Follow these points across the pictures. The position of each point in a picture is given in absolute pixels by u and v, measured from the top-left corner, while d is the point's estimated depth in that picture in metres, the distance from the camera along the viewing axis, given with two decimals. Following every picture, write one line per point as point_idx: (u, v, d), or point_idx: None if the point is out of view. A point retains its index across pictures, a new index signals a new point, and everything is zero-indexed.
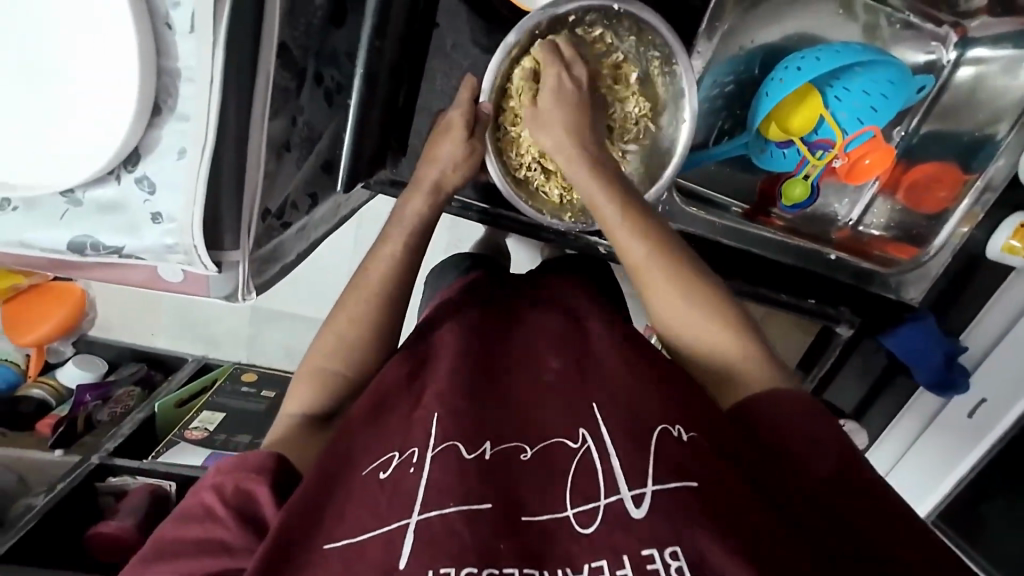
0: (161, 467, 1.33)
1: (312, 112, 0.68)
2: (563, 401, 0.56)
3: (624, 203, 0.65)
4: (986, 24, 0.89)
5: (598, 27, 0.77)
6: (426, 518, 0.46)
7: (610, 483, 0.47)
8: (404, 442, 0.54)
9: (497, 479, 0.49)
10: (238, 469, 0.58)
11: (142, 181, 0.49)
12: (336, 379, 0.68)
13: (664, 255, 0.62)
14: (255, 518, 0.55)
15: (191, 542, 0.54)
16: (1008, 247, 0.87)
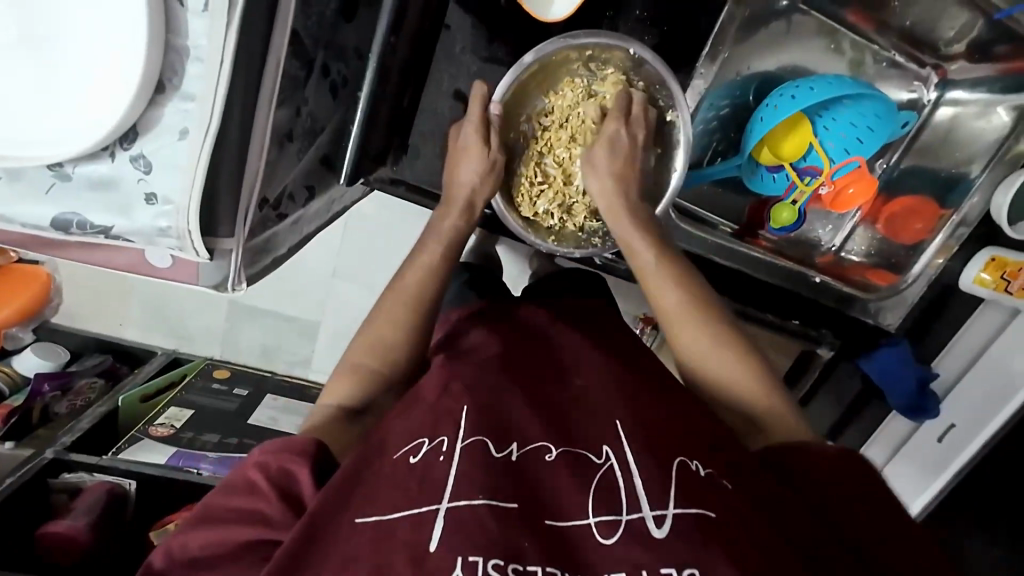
0: (122, 464, 1.26)
1: (316, 104, 0.67)
2: (591, 416, 0.58)
3: (658, 252, 0.70)
4: (964, 68, 0.95)
5: (612, 66, 0.78)
6: (456, 506, 0.48)
7: (631, 500, 0.49)
8: (433, 429, 0.56)
9: (525, 481, 0.51)
10: (283, 449, 0.56)
11: (138, 159, 0.48)
12: (365, 371, 0.66)
13: (694, 303, 0.68)
14: (295, 494, 0.54)
15: (232, 512, 0.54)
16: (979, 279, 0.90)
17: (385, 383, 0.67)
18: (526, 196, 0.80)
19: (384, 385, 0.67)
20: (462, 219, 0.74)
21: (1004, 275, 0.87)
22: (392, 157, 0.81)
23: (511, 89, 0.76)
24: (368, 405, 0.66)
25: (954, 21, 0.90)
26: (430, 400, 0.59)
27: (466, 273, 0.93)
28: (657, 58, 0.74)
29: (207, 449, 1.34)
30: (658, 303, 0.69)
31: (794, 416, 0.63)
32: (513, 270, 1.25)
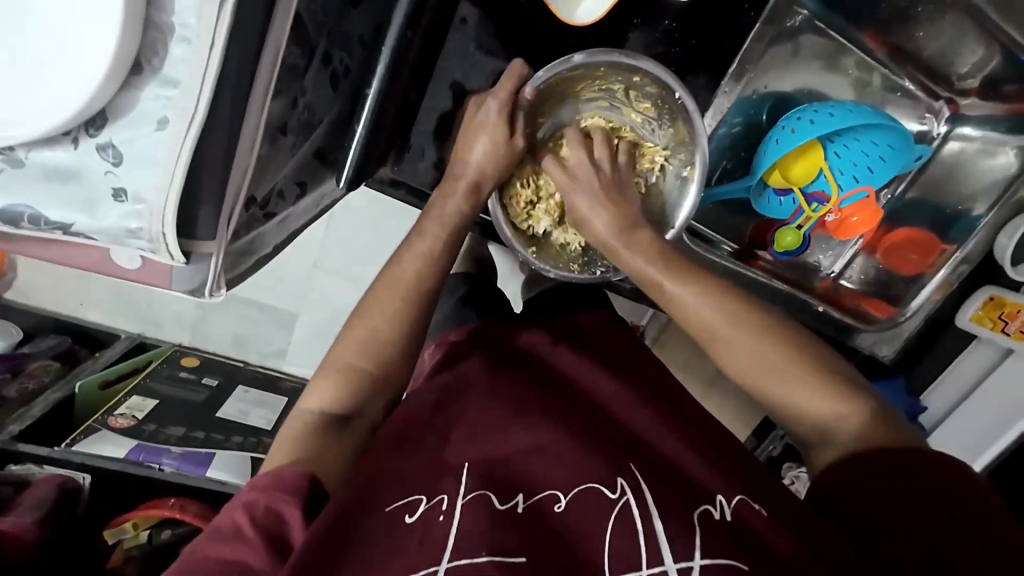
0: (76, 458, 1.17)
1: (316, 95, 0.61)
2: (601, 452, 0.56)
3: (657, 252, 0.66)
4: (976, 104, 0.94)
5: (649, 103, 0.79)
6: (458, 566, 0.46)
7: (652, 554, 0.47)
8: (431, 487, 0.53)
9: (532, 533, 0.49)
10: (272, 488, 0.50)
11: (106, 148, 0.41)
12: (355, 377, 0.60)
13: (713, 301, 0.63)
14: (283, 542, 0.49)
15: (215, 564, 0.47)
16: (976, 317, 0.92)
17: (380, 386, 0.62)
18: (521, 196, 0.77)
19: (372, 388, 0.61)
20: (470, 201, 0.68)
21: (1002, 315, 0.88)
22: (394, 156, 0.75)
23: (541, 88, 0.73)
24: (355, 411, 0.60)
25: (973, 53, 0.88)
26: (431, 446, 0.59)
27: (464, 286, 0.90)
28: (696, 111, 0.72)
29: (171, 443, 1.26)
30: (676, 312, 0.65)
31: (867, 421, 0.57)
32: (506, 268, 1.21)
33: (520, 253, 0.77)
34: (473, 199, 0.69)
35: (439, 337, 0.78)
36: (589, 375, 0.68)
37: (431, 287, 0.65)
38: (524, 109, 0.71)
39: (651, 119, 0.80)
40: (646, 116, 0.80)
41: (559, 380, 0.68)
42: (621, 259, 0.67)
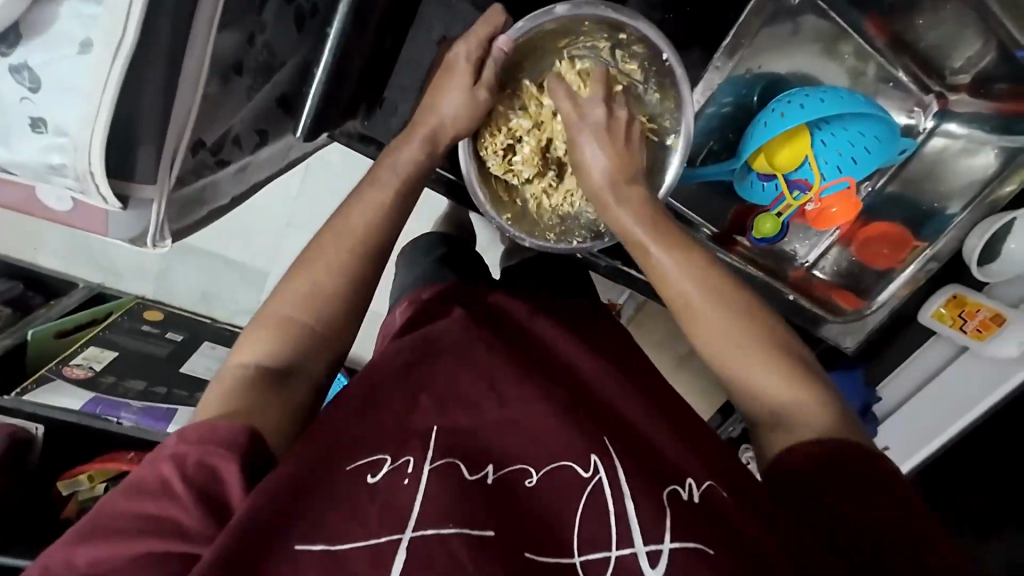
0: (28, 407, 1.14)
1: (276, 32, 0.56)
2: (573, 421, 0.55)
3: (652, 216, 0.62)
4: (965, 101, 0.93)
5: (636, 63, 0.73)
6: (423, 537, 0.45)
7: (623, 536, 0.48)
8: (397, 449, 0.52)
9: (505, 509, 0.49)
10: (205, 442, 0.48)
11: (21, 71, 0.36)
12: (297, 330, 0.57)
13: (698, 271, 0.60)
14: (218, 503, 0.47)
15: (137, 520, 0.46)
16: (937, 314, 0.94)
17: (322, 345, 0.58)
18: (495, 155, 0.74)
19: (320, 344, 0.58)
20: (425, 148, 0.64)
21: (962, 313, 0.90)
22: (365, 109, 0.70)
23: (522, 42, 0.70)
24: (299, 365, 0.57)
25: (968, 48, 0.87)
26: (395, 407, 0.56)
27: (442, 246, 0.88)
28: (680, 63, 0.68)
29: (130, 397, 1.23)
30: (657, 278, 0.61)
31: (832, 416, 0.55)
32: (485, 237, 1.19)
33: (492, 219, 0.74)
34: (429, 147, 0.64)
35: (411, 298, 0.76)
36: (563, 341, 0.67)
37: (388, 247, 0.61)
38: (497, 61, 0.66)
39: (639, 81, 0.74)
40: (633, 77, 0.74)
41: (535, 344, 0.67)
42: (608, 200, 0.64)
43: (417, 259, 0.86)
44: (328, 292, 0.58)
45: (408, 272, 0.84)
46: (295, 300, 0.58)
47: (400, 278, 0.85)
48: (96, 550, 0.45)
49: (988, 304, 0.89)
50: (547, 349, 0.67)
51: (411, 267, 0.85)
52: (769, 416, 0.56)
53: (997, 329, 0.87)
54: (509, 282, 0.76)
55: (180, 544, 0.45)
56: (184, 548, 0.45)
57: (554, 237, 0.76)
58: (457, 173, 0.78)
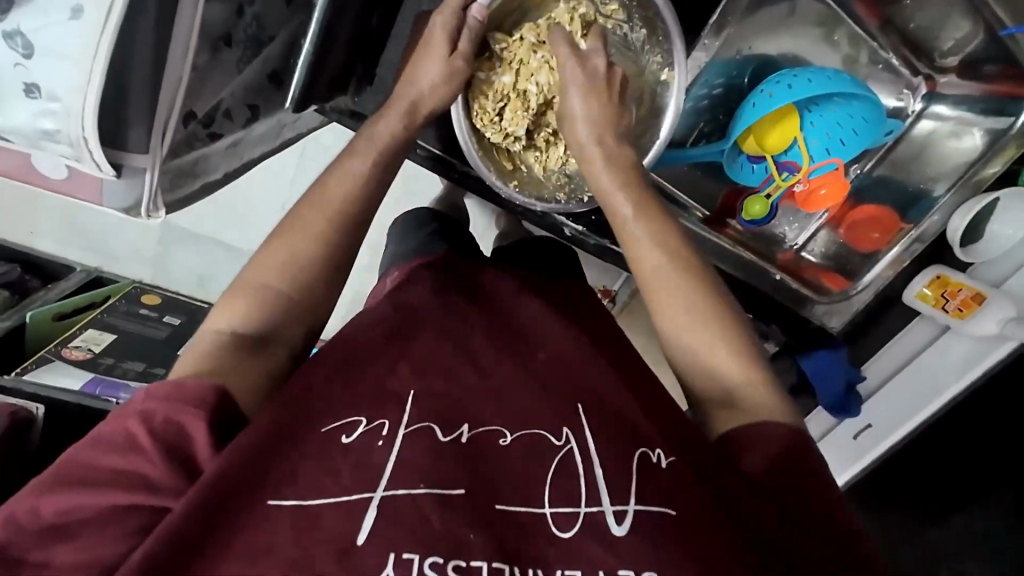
0: (28, 386, 1.15)
1: (265, 5, 0.56)
2: (547, 399, 0.58)
3: (637, 195, 0.65)
4: (954, 83, 0.94)
5: (617, 3, 0.74)
6: (393, 495, 0.48)
7: (591, 495, 0.50)
8: (373, 411, 0.54)
9: (474, 467, 0.51)
10: (172, 399, 0.50)
11: (14, 37, 0.37)
12: (264, 294, 0.58)
13: (673, 253, 0.63)
14: (180, 453, 0.49)
15: (105, 473, 0.48)
16: (921, 294, 0.95)
17: (296, 313, 0.59)
18: (490, 124, 0.73)
19: (292, 313, 0.59)
20: (407, 124, 0.65)
21: (944, 293, 0.92)
22: (354, 86, 0.70)
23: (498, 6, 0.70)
24: (276, 331, 0.58)
25: (957, 29, 0.87)
26: (376, 374, 0.58)
27: (434, 223, 0.90)
28: (667, 6, 0.68)
29: (129, 378, 1.25)
30: (634, 258, 0.64)
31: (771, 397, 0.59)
32: (480, 223, 1.20)
33: (500, 189, 0.75)
34: (409, 119, 0.65)
35: (402, 267, 0.79)
36: (550, 323, 0.68)
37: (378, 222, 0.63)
38: (472, 30, 0.67)
39: (621, 22, 0.75)
40: (615, 20, 0.75)
41: (518, 319, 0.69)
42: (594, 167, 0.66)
43: (410, 232, 0.89)
44: (319, 266, 0.60)
45: (401, 244, 0.87)
46: (285, 273, 0.59)
47: (393, 248, 0.88)
48: (65, 500, 0.47)
49: (969, 284, 0.91)
50: (531, 323, 0.69)
51: (403, 240, 0.88)
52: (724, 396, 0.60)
53: (976, 308, 0.90)
54: (501, 266, 0.78)
55: (150, 496, 0.48)
56: (154, 501, 0.48)
57: (565, 196, 0.77)
58: (445, 148, 0.79)
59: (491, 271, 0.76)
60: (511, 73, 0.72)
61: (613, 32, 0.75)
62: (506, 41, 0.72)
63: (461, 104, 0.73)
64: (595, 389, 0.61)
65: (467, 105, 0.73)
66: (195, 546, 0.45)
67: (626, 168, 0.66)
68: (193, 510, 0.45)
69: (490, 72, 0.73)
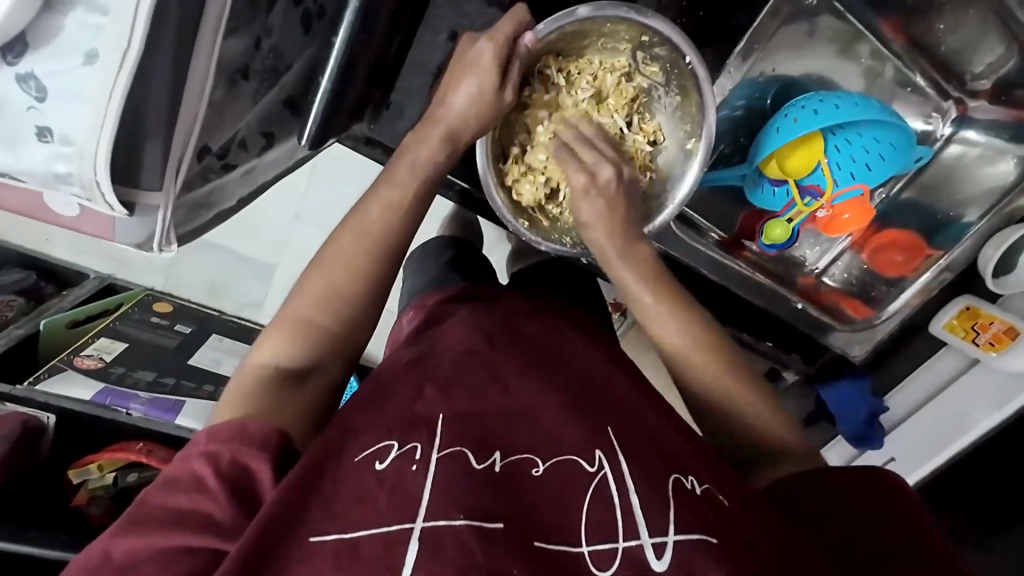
0: (40, 396, 1.15)
1: (283, 33, 0.55)
2: (569, 416, 0.57)
3: (657, 286, 0.65)
4: (985, 107, 0.91)
5: (658, 66, 0.72)
6: (434, 527, 0.46)
7: (628, 527, 0.49)
8: (405, 434, 0.53)
9: (508, 495, 0.50)
10: (236, 440, 0.50)
11: (27, 80, 0.36)
12: (306, 326, 0.58)
13: (700, 339, 0.65)
14: (248, 495, 0.49)
15: (172, 512, 0.47)
16: (949, 325, 0.92)
17: (336, 345, 0.59)
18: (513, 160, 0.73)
19: (332, 345, 0.58)
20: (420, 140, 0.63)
21: (975, 325, 0.89)
22: (372, 112, 0.69)
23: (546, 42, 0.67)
24: (313, 365, 0.58)
25: (989, 52, 0.85)
26: (402, 400, 0.56)
27: (452, 249, 0.90)
28: (708, 81, 0.67)
29: (139, 388, 1.25)
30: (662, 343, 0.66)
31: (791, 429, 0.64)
32: (492, 236, 1.20)
33: (509, 223, 0.72)
34: (449, 150, 0.63)
35: (416, 304, 0.78)
36: (562, 338, 0.70)
37: (392, 239, 0.61)
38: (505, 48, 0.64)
39: (658, 84, 0.74)
40: (653, 81, 0.74)
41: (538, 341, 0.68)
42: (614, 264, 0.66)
43: (428, 262, 0.88)
44: (333, 289, 0.59)
45: (418, 276, 0.87)
46: (307, 301, 0.58)
47: (411, 280, 0.87)
48: (135, 541, 0.46)
49: (1001, 316, 0.88)
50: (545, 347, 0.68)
51: (420, 271, 0.87)
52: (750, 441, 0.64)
53: (1010, 343, 0.86)
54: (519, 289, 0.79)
55: (216, 539, 0.47)
56: (220, 544, 0.47)
57: (571, 240, 0.75)
58: (470, 181, 0.77)
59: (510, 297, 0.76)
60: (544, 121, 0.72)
61: (648, 92, 0.75)
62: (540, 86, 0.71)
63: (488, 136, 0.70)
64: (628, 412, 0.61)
65: (494, 131, 0.71)
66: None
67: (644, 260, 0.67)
68: (245, 548, 0.44)
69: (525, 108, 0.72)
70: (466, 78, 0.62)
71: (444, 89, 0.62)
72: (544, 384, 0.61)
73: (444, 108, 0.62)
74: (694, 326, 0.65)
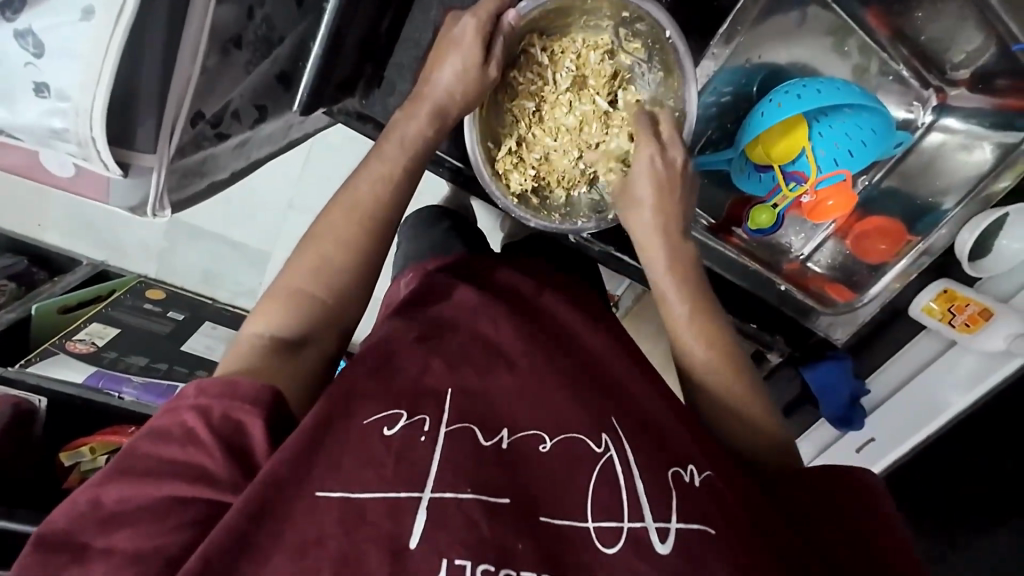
0: (32, 377, 1.15)
1: (274, 6, 0.57)
2: (553, 392, 0.59)
3: (683, 275, 0.69)
4: (965, 96, 0.93)
5: (640, 42, 0.74)
6: (441, 498, 0.48)
7: (634, 509, 0.50)
8: (412, 406, 0.55)
9: (514, 474, 0.52)
10: (227, 396, 0.50)
11: (25, 37, 0.38)
12: (300, 294, 0.59)
13: (712, 331, 0.66)
14: (243, 451, 0.50)
15: (165, 463, 0.49)
16: (927, 308, 0.94)
17: (334, 316, 0.60)
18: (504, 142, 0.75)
19: (329, 317, 0.60)
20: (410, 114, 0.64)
21: (951, 308, 0.91)
22: (363, 88, 0.69)
23: (531, 18, 0.69)
24: (310, 337, 0.59)
25: (967, 42, 0.87)
26: (410, 373, 0.58)
27: (447, 219, 0.91)
28: (688, 54, 0.68)
29: (132, 372, 1.25)
30: (674, 328, 0.68)
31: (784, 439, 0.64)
32: (486, 224, 1.22)
33: (498, 199, 0.73)
34: (440, 124, 0.64)
35: (415, 267, 0.80)
36: (558, 312, 0.71)
37: (385, 214, 0.62)
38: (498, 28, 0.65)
39: (642, 61, 0.76)
40: (636, 57, 0.76)
41: (535, 310, 0.70)
42: (652, 245, 0.70)
43: (422, 229, 0.89)
44: (326, 260, 0.60)
45: (412, 244, 0.88)
46: (301, 271, 0.60)
47: (404, 248, 0.88)
48: (118, 495, 0.47)
49: (976, 299, 0.90)
50: (543, 314, 0.70)
51: (415, 239, 0.88)
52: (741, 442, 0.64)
53: (984, 324, 0.89)
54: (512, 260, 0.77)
55: (211, 489, 0.48)
56: (215, 494, 0.48)
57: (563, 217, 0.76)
58: (462, 159, 0.79)
59: (504, 268, 0.75)
60: (531, 100, 0.74)
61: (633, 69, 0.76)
62: (526, 64, 0.73)
63: (477, 116, 0.72)
64: (616, 383, 0.63)
65: (480, 110, 0.72)
66: (250, 537, 0.45)
67: (681, 250, 0.70)
68: (250, 501, 0.46)
69: (511, 83, 0.73)
70: (457, 55, 0.63)
71: (434, 66, 0.64)
72: (533, 356, 0.63)
73: (433, 84, 0.64)
74: (710, 318, 0.67)
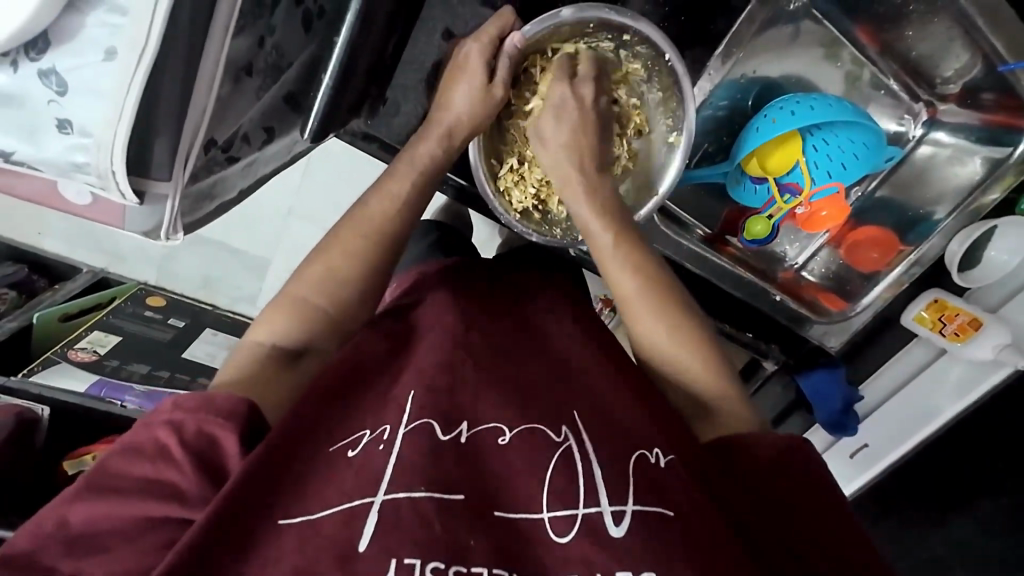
0: (35, 389, 1.14)
1: (284, 34, 0.59)
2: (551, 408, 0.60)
3: (616, 231, 0.67)
4: (953, 110, 0.95)
5: (640, 63, 0.76)
6: (394, 499, 0.48)
7: (589, 496, 0.51)
8: (376, 421, 0.55)
9: (477, 473, 0.52)
10: (203, 410, 0.51)
11: (49, 76, 0.40)
12: (306, 311, 0.60)
13: (651, 288, 0.66)
14: (215, 469, 0.50)
15: (138, 482, 0.49)
16: (919, 316, 0.96)
17: (331, 328, 0.62)
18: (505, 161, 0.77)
19: (328, 327, 0.61)
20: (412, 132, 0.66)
21: (942, 317, 0.93)
22: (369, 108, 0.71)
23: (535, 40, 0.71)
24: (308, 347, 0.60)
25: (957, 59, 0.88)
26: (380, 388, 0.59)
27: (437, 231, 0.91)
28: (687, 76, 0.71)
29: (133, 381, 1.27)
30: (616, 289, 0.67)
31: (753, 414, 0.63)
32: (483, 233, 1.23)
33: (501, 216, 0.76)
34: (447, 144, 0.66)
35: (404, 275, 0.80)
36: (549, 324, 0.72)
37: (385, 229, 0.64)
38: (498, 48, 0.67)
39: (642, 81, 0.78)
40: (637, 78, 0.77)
41: (524, 322, 0.71)
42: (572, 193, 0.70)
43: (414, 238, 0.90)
44: (331, 276, 0.61)
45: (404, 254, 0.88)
46: (308, 287, 0.61)
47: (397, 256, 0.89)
48: (113, 507, 0.48)
49: (966, 309, 0.92)
50: (533, 324, 0.71)
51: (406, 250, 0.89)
52: (696, 407, 0.64)
53: (972, 333, 0.91)
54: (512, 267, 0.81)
55: (181, 509, 0.49)
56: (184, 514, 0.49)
57: (563, 231, 0.78)
58: (468, 179, 0.81)
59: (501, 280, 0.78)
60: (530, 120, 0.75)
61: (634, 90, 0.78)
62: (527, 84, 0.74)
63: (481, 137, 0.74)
64: (593, 388, 0.63)
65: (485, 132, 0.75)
66: (216, 554, 0.46)
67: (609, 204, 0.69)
68: (211, 520, 0.46)
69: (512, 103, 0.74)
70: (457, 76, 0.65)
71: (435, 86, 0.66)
72: (534, 367, 0.64)
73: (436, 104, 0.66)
74: (650, 276, 0.66)
